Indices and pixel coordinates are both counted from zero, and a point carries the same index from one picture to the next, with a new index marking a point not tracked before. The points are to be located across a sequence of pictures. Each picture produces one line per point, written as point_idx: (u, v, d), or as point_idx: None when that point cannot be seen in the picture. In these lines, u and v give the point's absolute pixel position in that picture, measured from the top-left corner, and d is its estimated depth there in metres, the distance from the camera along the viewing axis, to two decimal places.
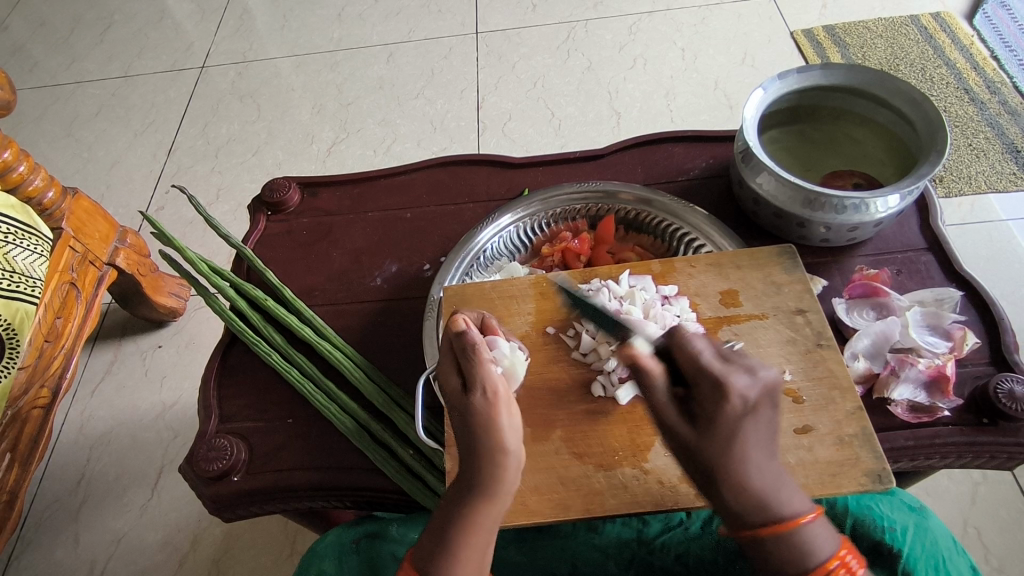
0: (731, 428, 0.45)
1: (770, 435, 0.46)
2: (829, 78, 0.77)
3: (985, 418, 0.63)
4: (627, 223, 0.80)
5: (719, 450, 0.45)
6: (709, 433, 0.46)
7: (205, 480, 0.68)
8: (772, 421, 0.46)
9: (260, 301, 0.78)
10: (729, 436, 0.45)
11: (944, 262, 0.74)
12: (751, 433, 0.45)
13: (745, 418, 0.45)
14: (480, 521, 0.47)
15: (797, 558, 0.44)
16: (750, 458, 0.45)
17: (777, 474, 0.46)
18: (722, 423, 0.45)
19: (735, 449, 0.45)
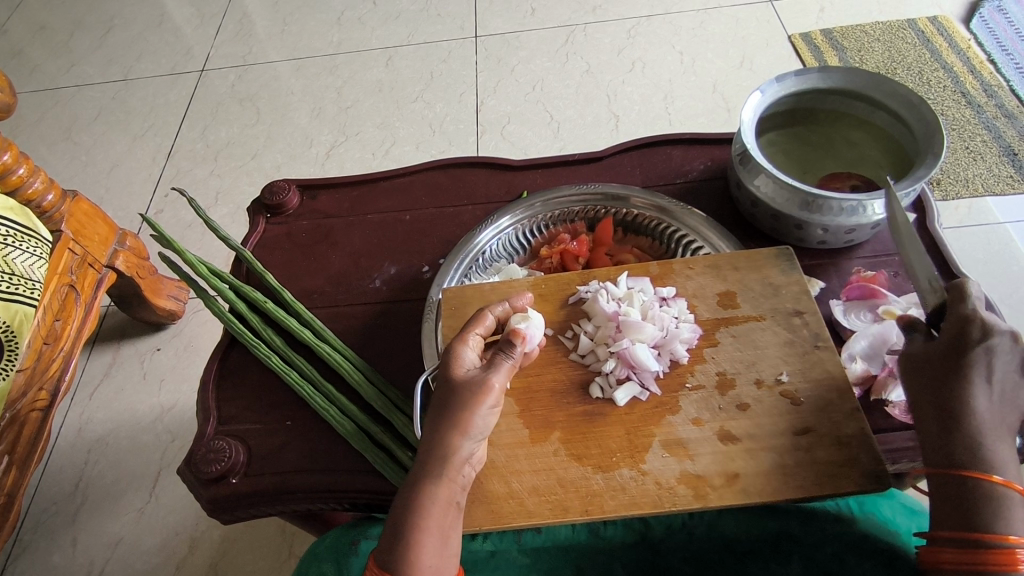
0: (972, 353, 0.50)
1: (1003, 380, 0.50)
2: (828, 82, 0.77)
3: None
4: (626, 225, 0.80)
5: (946, 372, 0.51)
6: (943, 354, 0.52)
7: (204, 482, 0.68)
8: (1014, 368, 0.51)
9: (259, 303, 0.79)
10: (968, 362, 0.50)
11: (942, 264, 0.74)
12: (990, 370, 0.50)
13: (989, 351, 0.50)
14: (436, 506, 0.51)
15: (984, 511, 0.46)
16: (977, 388, 0.50)
17: (1000, 436, 0.49)
18: (963, 346, 0.51)
19: (969, 375, 0.50)
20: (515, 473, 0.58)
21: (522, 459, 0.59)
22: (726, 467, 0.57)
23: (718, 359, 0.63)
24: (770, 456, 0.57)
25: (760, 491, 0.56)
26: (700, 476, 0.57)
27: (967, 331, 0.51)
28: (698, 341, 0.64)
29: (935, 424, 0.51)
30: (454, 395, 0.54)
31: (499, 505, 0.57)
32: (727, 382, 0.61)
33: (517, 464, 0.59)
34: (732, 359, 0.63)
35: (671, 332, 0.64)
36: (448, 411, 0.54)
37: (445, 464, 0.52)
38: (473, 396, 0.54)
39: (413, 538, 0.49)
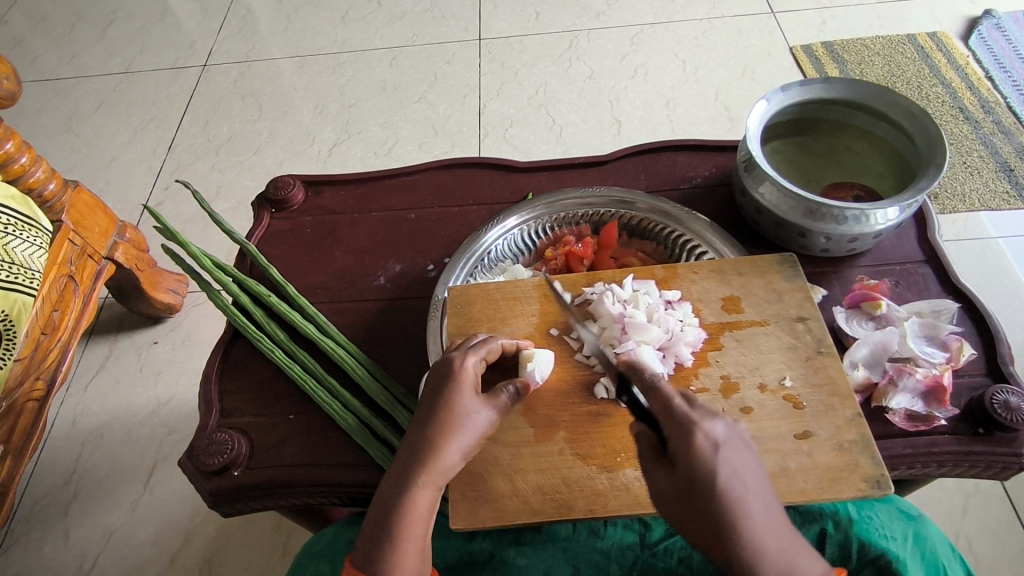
0: (717, 478, 0.46)
1: (749, 477, 0.48)
2: (831, 92, 0.78)
3: (981, 428, 0.64)
4: (631, 229, 0.80)
5: (709, 509, 0.46)
6: (692, 488, 0.47)
7: (205, 474, 0.68)
8: (757, 469, 0.49)
9: (263, 297, 0.79)
10: (722, 490, 0.46)
11: (941, 274, 0.75)
12: (745, 486, 0.47)
13: (732, 467, 0.47)
14: (418, 513, 0.52)
15: None
16: (746, 514, 0.46)
17: (793, 546, 0.46)
18: (707, 471, 0.47)
19: (730, 503, 0.46)
20: (518, 471, 0.59)
21: (526, 457, 0.60)
22: None
23: (722, 362, 0.63)
24: (773, 459, 0.58)
25: None
26: None
27: (699, 461, 0.47)
28: (702, 345, 0.65)
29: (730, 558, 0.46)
30: (460, 422, 0.56)
31: (504, 502, 0.57)
32: (730, 386, 0.62)
33: (521, 462, 0.59)
34: (736, 363, 0.63)
35: (675, 335, 0.64)
36: (453, 434, 0.55)
37: (430, 474, 0.53)
38: (477, 433, 0.57)
39: (395, 546, 0.51)
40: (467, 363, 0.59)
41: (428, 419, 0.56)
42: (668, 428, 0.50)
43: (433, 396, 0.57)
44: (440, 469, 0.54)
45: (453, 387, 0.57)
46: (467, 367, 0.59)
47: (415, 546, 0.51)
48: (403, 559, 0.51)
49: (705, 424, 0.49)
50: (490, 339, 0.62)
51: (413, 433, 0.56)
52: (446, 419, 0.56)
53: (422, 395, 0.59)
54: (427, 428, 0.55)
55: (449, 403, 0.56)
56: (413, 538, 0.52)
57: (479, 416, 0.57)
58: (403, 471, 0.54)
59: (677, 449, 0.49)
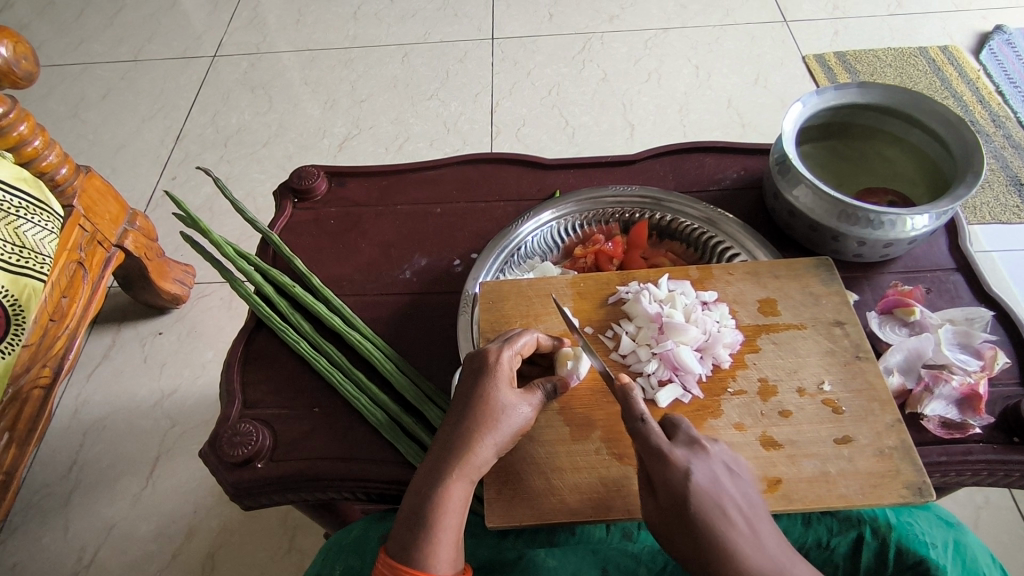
0: (689, 498, 0.49)
1: (729, 497, 0.50)
2: (867, 97, 0.78)
3: (1015, 437, 0.64)
4: (661, 229, 0.80)
5: (689, 527, 0.48)
6: (672, 509, 0.49)
7: (227, 466, 0.66)
8: (735, 485, 0.51)
9: (287, 287, 0.77)
10: (697, 509, 0.48)
11: (973, 283, 0.75)
12: (719, 504, 0.49)
13: (703, 487, 0.49)
14: (453, 505, 0.53)
15: None
16: (724, 531, 0.47)
17: (781, 552, 0.47)
18: (681, 493, 0.49)
19: (707, 520, 0.48)
20: (555, 470, 0.59)
21: (562, 456, 0.59)
22: (768, 472, 0.57)
23: (760, 365, 0.63)
24: (813, 463, 0.57)
25: (804, 498, 0.55)
26: None
27: (668, 476, 0.50)
28: (739, 347, 0.64)
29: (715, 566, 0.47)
30: (496, 416, 0.56)
31: (540, 500, 0.58)
32: (768, 389, 0.61)
33: (557, 462, 0.59)
34: (773, 365, 0.62)
35: (713, 336, 0.63)
36: (490, 429, 0.56)
37: (465, 467, 0.54)
38: (514, 429, 0.57)
39: (431, 536, 0.51)
40: (502, 357, 0.59)
41: (463, 412, 0.57)
42: (644, 459, 0.52)
43: (468, 390, 0.57)
44: (473, 462, 0.55)
45: (490, 383, 0.57)
46: (502, 361, 0.59)
47: (450, 537, 0.52)
48: (438, 548, 0.51)
49: (676, 451, 0.51)
50: (525, 333, 0.62)
51: (449, 427, 0.57)
52: (483, 413, 0.56)
53: (457, 389, 0.59)
54: (462, 422, 0.56)
55: (486, 398, 0.56)
56: (448, 529, 0.52)
57: (515, 412, 0.57)
58: (438, 463, 0.55)
59: (654, 477, 0.51)
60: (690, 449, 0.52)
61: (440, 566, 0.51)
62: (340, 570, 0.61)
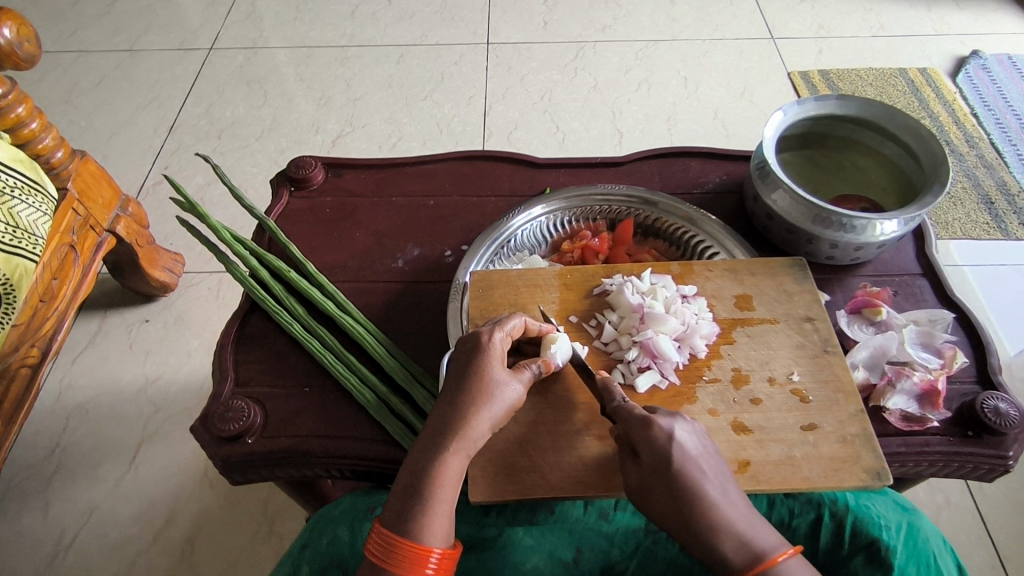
0: (672, 464, 0.52)
1: (708, 467, 0.53)
2: (844, 108, 0.82)
3: (971, 431, 0.67)
4: (645, 228, 0.83)
5: (671, 490, 0.52)
6: (654, 472, 0.53)
7: (219, 440, 0.68)
8: (712, 458, 0.54)
9: (282, 272, 0.79)
10: (680, 474, 0.52)
11: (937, 287, 0.79)
12: (700, 469, 0.53)
13: (685, 452, 0.53)
14: (448, 478, 0.55)
15: None
16: (701, 492, 0.52)
17: (750, 517, 0.51)
18: (665, 458, 0.53)
19: (687, 482, 0.52)
20: (538, 450, 0.62)
21: (544, 436, 0.62)
22: (738, 455, 0.60)
23: (734, 356, 0.66)
24: (780, 448, 0.60)
25: (771, 479, 0.59)
26: None
27: (653, 445, 0.54)
28: (715, 338, 0.67)
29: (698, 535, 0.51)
30: (490, 392, 0.59)
31: (522, 477, 0.60)
32: (741, 378, 0.64)
33: (540, 441, 0.62)
34: (746, 356, 0.66)
35: (692, 327, 0.67)
36: (484, 405, 0.58)
37: (461, 443, 0.57)
38: (506, 406, 0.60)
39: (426, 508, 0.54)
40: (494, 338, 0.61)
41: (459, 390, 0.59)
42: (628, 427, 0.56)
43: (462, 370, 0.60)
44: (469, 437, 0.57)
45: (483, 361, 0.60)
46: (494, 342, 0.61)
47: (444, 509, 0.55)
48: (433, 519, 0.54)
49: (660, 420, 0.55)
50: (514, 316, 0.64)
51: (444, 404, 0.59)
52: (477, 391, 0.58)
53: (451, 369, 0.62)
54: (458, 399, 0.58)
55: (479, 376, 0.59)
56: (443, 501, 0.55)
57: (508, 389, 0.60)
58: (434, 438, 0.57)
59: (638, 442, 0.55)
60: (671, 417, 0.56)
61: (433, 537, 0.54)
62: (326, 541, 0.63)
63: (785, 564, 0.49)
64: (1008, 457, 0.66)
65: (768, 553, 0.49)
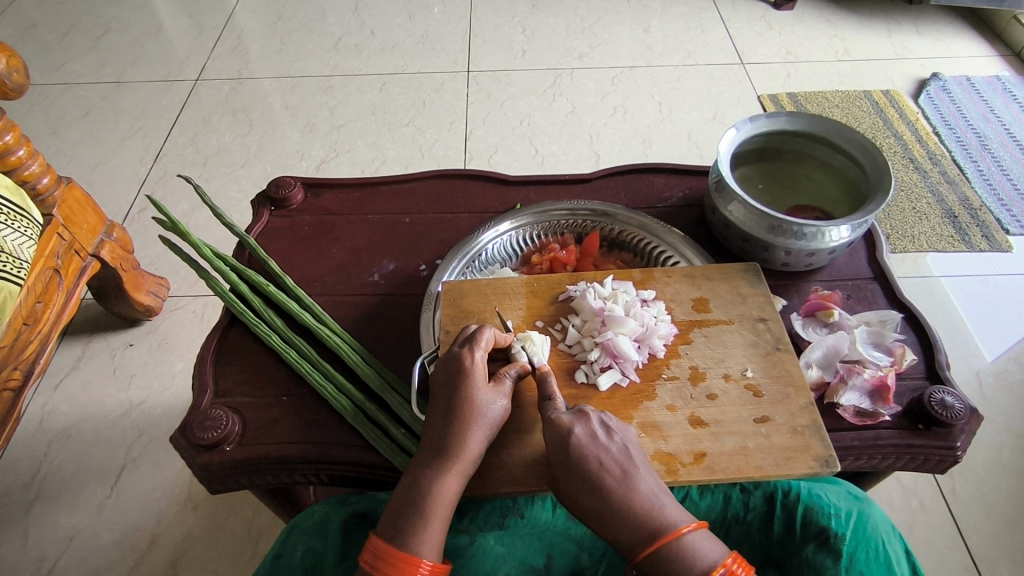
0: (568, 454, 0.58)
1: (616, 454, 0.58)
2: (794, 124, 0.87)
3: (921, 424, 0.70)
4: (610, 239, 0.87)
5: (572, 481, 0.57)
6: (558, 462, 0.58)
7: (197, 448, 0.70)
8: (619, 445, 0.58)
9: (261, 286, 0.82)
10: (576, 462, 0.57)
11: (888, 290, 0.83)
12: (598, 455, 0.57)
13: (582, 442, 0.58)
14: (446, 497, 0.58)
15: (685, 564, 0.52)
16: (599, 476, 0.56)
17: (655, 491, 0.56)
18: (563, 449, 0.58)
19: (585, 469, 0.57)
20: (504, 446, 0.64)
21: (511, 434, 0.65)
22: (694, 447, 0.62)
23: (691, 355, 0.69)
24: (734, 440, 0.63)
25: (725, 470, 0.61)
26: (672, 455, 0.62)
27: (556, 442, 0.59)
28: (673, 339, 0.70)
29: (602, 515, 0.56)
30: (480, 414, 0.61)
31: (489, 473, 0.63)
32: (698, 375, 0.67)
33: (506, 440, 0.64)
34: (703, 355, 0.69)
35: (650, 328, 0.70)
36: (475, 426, 0.61)
37: (457, 464, 0.60)
38: (495, 423, 0.62)
39: (425, 524, 0.57)
40: (476, 359, 0.63)
41: (450, 412, 0.61)
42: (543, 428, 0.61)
43: (450, 391, 0.62)
44: (466, 458, 0.60)
45: (468, 383, 0.62)
46: (476, 362, 0.63)
47: (440, 525, 0.58)
48: (430, 535, 0.57)
49: (562, 415, 0.60)
50: (485, 329, 0.66)
51: (437, 427, 0.61)
52: (467, 411, 0.61)
53: (438, 391, 0.64)
54: (450, 422, 0.61)
55: (467, 399, 0.61)
56: (439, 518, 0.58)
57: (495, 406, 0.62)
58: (433, 459, 0.60)
59: (548, 436, 0.60)
60: (580, 413, 0.61)
61: (429, 552, 0.56)
62: (301, 552, 0.64)
63: (687, 535, 0.53)
64: (955, 448, 0.69)
65: (668, 525, 0.54)
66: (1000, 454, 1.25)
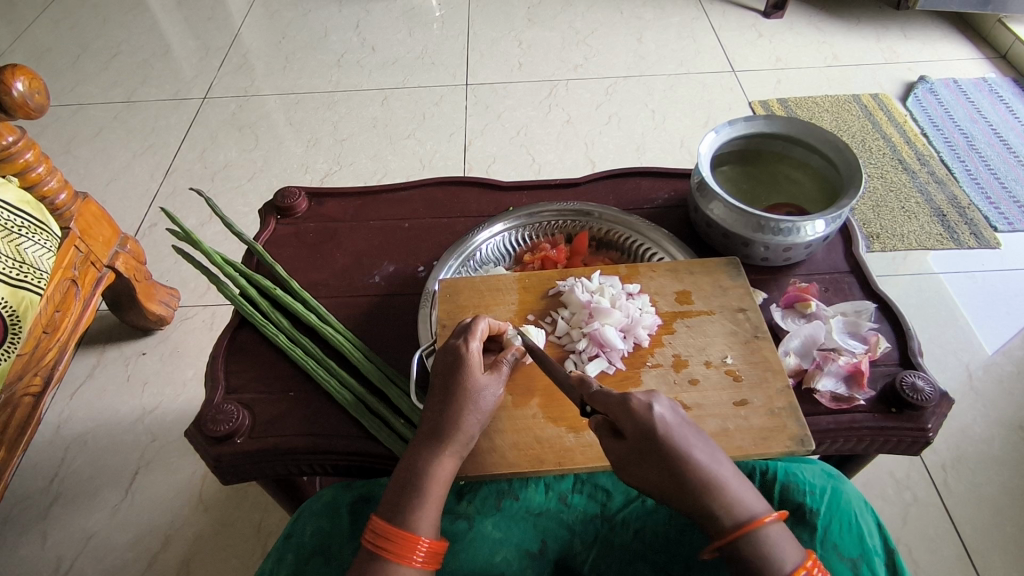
0: (657, 439, 0.54)
1: (695, 437, 0.56)
2: (771, 127, 0.91)
3: (893, 408, 0.74)
4: (598, 239, 0.92)
5: (652, 465, 0.55)
6: (646, 448, 0.55)
7: (210, 440, 0.74)
8: (694, 428, 0.57)
9: (268, 289, 0.87)
10: (662, 447, 0.55)
11: (863, 283, 0.87)
12: (683, 439, 0.55)
13: (666, 425, 0.55)
14: (442, 476, 0.62)
15: (769, 557, 0.51)
16: (683, 460, 0.54)
17: (736, 478, 0.55)
18: (645, 436, 0.55)
19: (672, 457, 0.54)
20: (497, 431, 0.68)
21: (505, 420, 0.69)
22: None
23: (674, 343, 0.73)
24: (715, 421, 0.67)
25: None
26: None
27: (639, 424, 0.55)
28: (657, 329, 0.74)
29: (690, 499, 0.54)
30: (475, 400, 0.65)
31: (484, 456, 0.67)
32: (681, 362, 0.71)
33: (499, 424, 0.69)
34: (685, 344, 0.73)
35: (635, 319, 0.74)
36: (470, 411, 0.65)
37: (452, 447, 0.64)
38: (488, 409, 0.66)
39: (422, 501, 0.60)
40: (472, 349, 0.68)
41: (447, 398, 0.65)
42: (609, 410, 0.58)
43: (449, 378, 0.66)
44: (460, 441, 0.64)
45: (466, 370, 0.66)
46: (472, 352, 0.68)
47: (436, 503, 0.61)
48: (426, 513, 0.60)
49: (637, 399, 0.56)
50: (481, 321, 0.71)
51: (434, 412, 0.65)
52: (463, 397, 0.65)
53: (436, 379, 0.68)
54: (446, 407, 0.65)
55: (464, 386, 0.65)
56: (435, 497, 0.61)
57: (488, 393, 0.67)
58: (429, 442, 0.63)
59: (621, 419, 0.57)
60: (651, 395, 0.57)
61: (426, 528, 0.59)
62: (310, 530, 0.68)
63: (771, 525, 0.53)
64: (927, 430, 0.73)
65: (755, 514, 0.53)
66: (991, 446, 1.27)
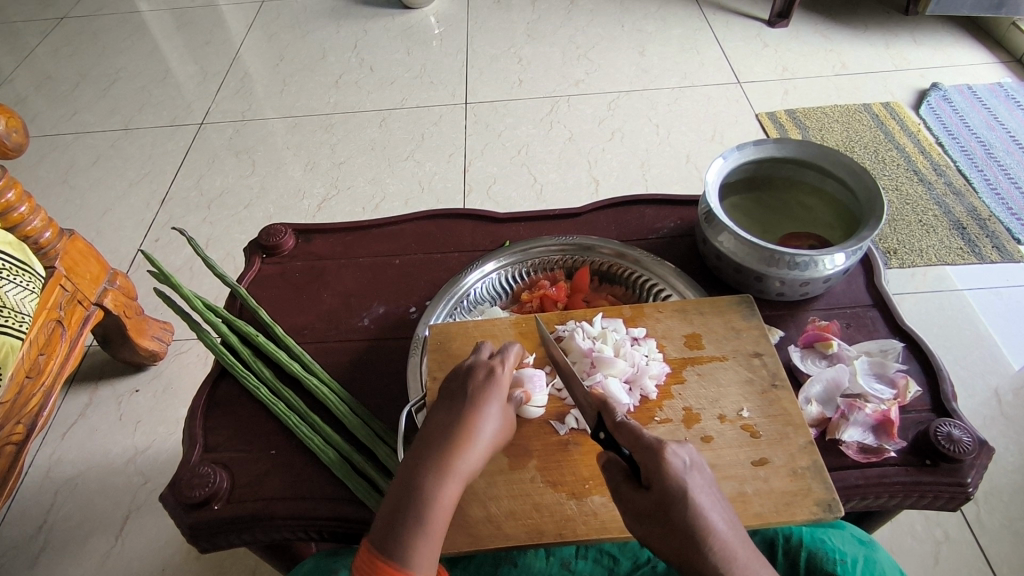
0: (680, 499, 0.49)
1: (714, 499, 0.50)
2: (783, 151, 0.86)
3: (928, 460, 0.68)
4: (601, 274, 0.86)
5: (670, 529, 0.49)
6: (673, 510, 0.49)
7: (185, 506, 0.69)
8: (714, 490, 0.51)
9: (251, 336, 0.82)
10: (688, 510, 0.49)
11: (887, 317, 0.81)
12: (704, 502, 0.49)
13: (688, 483, 0.50)
14: (445, 505, 0.54)
15: None
16: (710, 530, 0.49)
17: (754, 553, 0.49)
18: (675, 499, 0.49)
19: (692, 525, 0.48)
20: (493, 498, 0.62)
21: (501, 485, 0.63)
22: None
23: (685, 395, 0.67)
24: (731, 484, 0.61)
25: None
26: None
27: (666, 480, 0.50)
28: (666, 378, 0.68)
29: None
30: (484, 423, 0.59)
31: (477, 528, 0.61)
32: (692, 417, 0.65)
33: (494, 489, 0.63)
34: (697, 395, 0.67)
35: (640, 368, 0.68)
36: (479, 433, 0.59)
37: (457, 472, 0.56)
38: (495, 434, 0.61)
39: (423, 531, 0.52)
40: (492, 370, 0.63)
41: (457, 416, 0.59)
42: (636, 452, 0.52)
43: (464, 397, 0.60)
44: (465, 466, 0.57)
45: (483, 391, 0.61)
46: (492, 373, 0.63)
47: (436, 535, 0.53)
48: (423, 546, 0.52)
49: (673, 452, 0.51)
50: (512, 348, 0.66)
51: (442, 430, 0.58)
52: (472, 416, 0.59)
53: (448, 398, 0.61)
54: (454, 426, 0.58)
55: (478, 406, 0.59)
56: (438, 527, 0.53)
57: (496, 418, 0.61)
58: (431, 462, 0.56)
59: (649, 472, 0.51)
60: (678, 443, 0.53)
61: None
62: None
63: None
64: (966, 485, 0.66)
65: None
66: None
